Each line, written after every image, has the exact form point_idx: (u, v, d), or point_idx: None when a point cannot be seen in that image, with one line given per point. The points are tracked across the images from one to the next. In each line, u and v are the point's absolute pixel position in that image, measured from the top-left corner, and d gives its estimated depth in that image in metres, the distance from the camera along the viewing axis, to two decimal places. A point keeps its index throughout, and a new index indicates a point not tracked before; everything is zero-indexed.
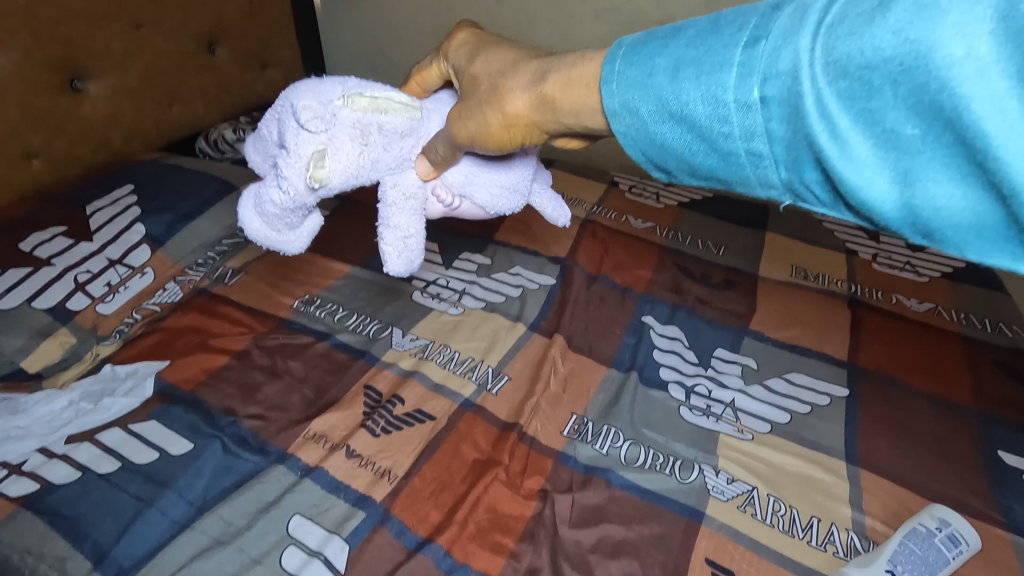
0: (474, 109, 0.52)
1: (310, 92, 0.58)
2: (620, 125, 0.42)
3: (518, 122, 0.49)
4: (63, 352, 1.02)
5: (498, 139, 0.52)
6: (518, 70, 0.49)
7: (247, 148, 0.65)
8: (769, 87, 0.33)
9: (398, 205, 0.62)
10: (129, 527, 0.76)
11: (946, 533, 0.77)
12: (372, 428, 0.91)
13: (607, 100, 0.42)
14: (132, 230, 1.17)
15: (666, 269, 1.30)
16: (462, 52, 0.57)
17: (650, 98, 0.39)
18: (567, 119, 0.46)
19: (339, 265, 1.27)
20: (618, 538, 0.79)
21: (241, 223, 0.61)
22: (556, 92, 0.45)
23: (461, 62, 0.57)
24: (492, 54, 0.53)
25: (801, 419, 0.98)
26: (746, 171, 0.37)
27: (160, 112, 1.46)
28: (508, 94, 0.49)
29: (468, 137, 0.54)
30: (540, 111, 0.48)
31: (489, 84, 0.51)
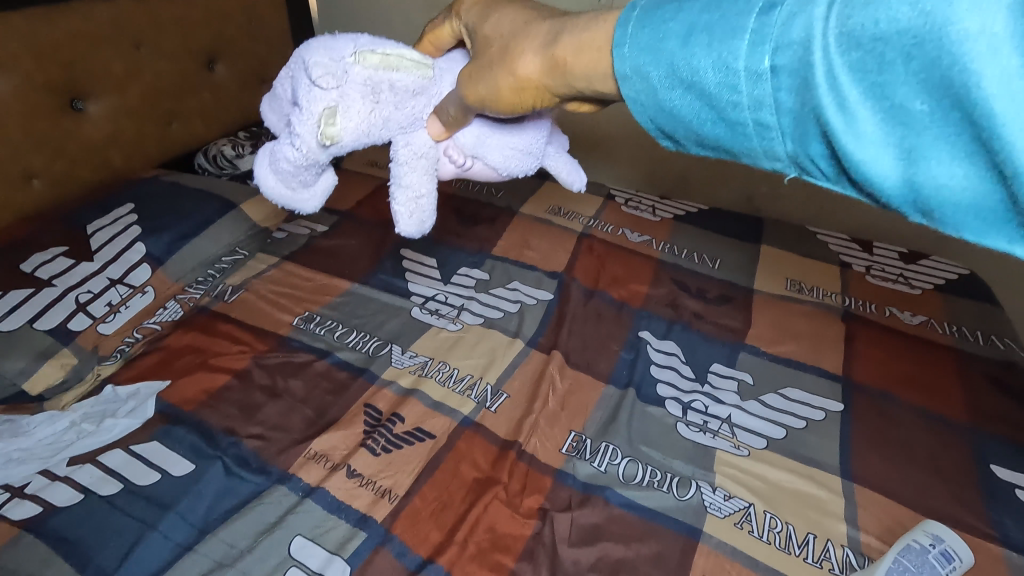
0: (484, 69, 0.49)
1: (322, 49, 0.58)
2: (632, 90, 0.40)
3: (530, 82, 0.47)
4: (64, 373, 1.02)
5: (509, 104, 0.49)
6: (529, 28, 0.47)
7: (263, 110, 0.67)
8: (781, 57, 0.33)
9: (410, 164, 0.62)
10: (131, 551, 0.77)
11: (939, 549, 0.78)
12: (372, 448, 0.92)
13: (620, 62, 0.40)
14: (133, 250, 1.17)
15: (662, 283, 1.32)
16: (474, 9, 0.54)
17: (660, 62, 0.38)
18: (578, 83, 0.44)
19: (338, 282, 1.28)
20: (617, 557, 0.80)
21: (257, 181, 0.61)
22: (567, 54, 0.44)
23: (472, 21, 0.54)
24: (506, 12, 0.50)
25: (797, 434, 0.99)
26: (753, 142, 0.36)
27: (159, 130, 1.47)
28: (520, 55, 0.46)
29: (478, 100, 0.51)
30: (552, 74, 0.45)
31: (500, 45, 0.48)
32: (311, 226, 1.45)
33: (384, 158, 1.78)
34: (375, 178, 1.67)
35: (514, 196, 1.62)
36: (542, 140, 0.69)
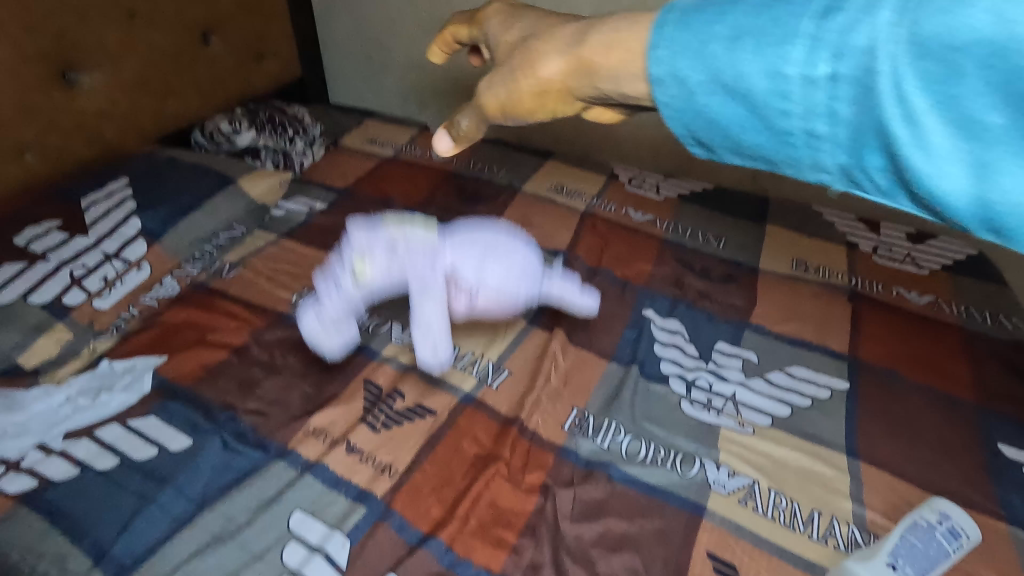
0: (505, 71, 0.47)
1: (365, 219, 0.95)
2: (668, 97, 0.39)
3: (553, 86, 0.44)
4: (59, 348, 1.00)
5: (529, 109, 0.46)
6: (552, 33, 0.46)
7: (305, 302, 1.00)
8: (842, 64, 0.32)
9: (425, 329, 0.92)
10: (128, 525, 0.76)
11: (947, 526, 0.76)
12: (372, 424, 0.91)
13: (659, 68, 0.38)
14: (128, 224, 1.15)
15: (665, 262, 1.30)
16: (497, 21, 0.55)
17: (702, 66, 0.37)
18: (604, 85, 0.42)
19: (337, 260, 1.26)
20: (620, 532, 0.79)
21: (303, 325, 0.96)
22: (596, 54, 0.41)
23: (497, 33, 0.54)
24: (530, 24, 0.51)
25: (802, 412, 0.98)
26: (802, 151, 0.36)
27: (155, 104, 1.44)
28: (543, 56, 0.44)
29: (497, 107, 0.48)
30: (580, 74, 0.43)
31: (522, 50, 0.47)
32: (309, 204, 1.43)
33: (383, 136, 1.75)
34: (375, 155, 1.64)
35: (516, 173, 1.60)
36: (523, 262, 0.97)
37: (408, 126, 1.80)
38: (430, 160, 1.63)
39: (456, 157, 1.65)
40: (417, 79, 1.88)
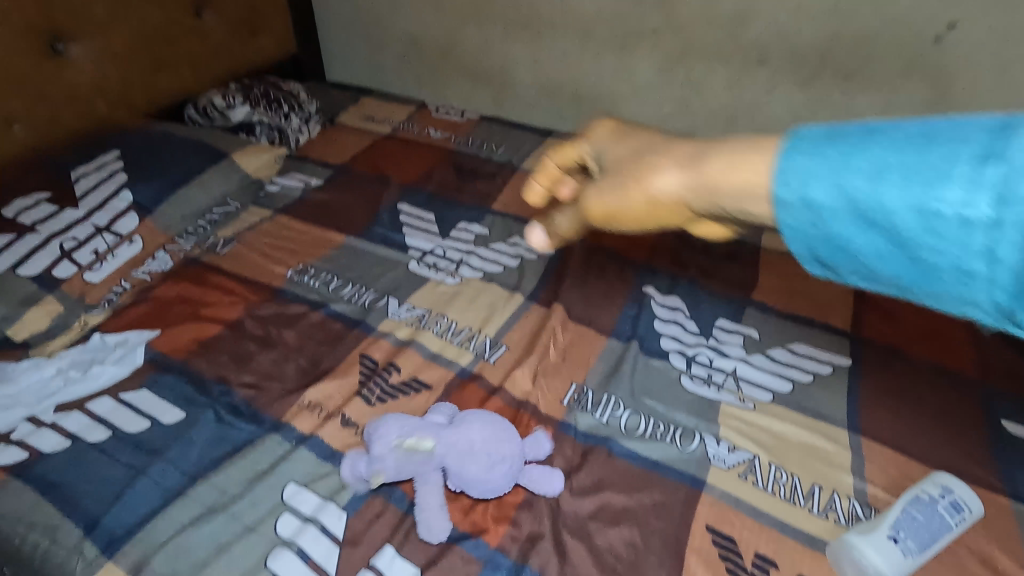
0: (616, 178, 0.47)
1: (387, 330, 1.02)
2: (792, 218, 0.37)
3: (665, 199, 0.44)
4: (49, 321, 0.98)
5: (639, 219, 0.47)
6: (667, 150, 0.46)
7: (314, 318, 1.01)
8: (1002, 209, 0.31)
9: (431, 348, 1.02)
10: (119, 497, 0.75)
11: (949, 500, 0.76)
12: (367, 397, 0.90)
13: (784, 189, 0.37)
14: (119, 197, 1.12)
15: (666, 239, 1.28)
16: (607, 137, 0.53)
17: (837, 194, 0.35)
18: (728, 204, 0.41)
19: (333, 235, 1.24)
20: (618, 506, 0.78)
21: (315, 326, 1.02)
22: (719, 177, 0.40)
23: (606, 147, 0.52)
24: (642, 142, 0.49)
25: (804, 387, 0.97)
26: (947, 284, 0.34)
27: (146, 78, 1.41)
28: (658, 174, 0.44)
29: (603, 214, 0.48)
30: (700, 196, 0.42)
31: (636, 163, 0.47)
32: (305, 180, 1.41)
33: (380, 112, 1.72)
34: (371, 133, 1.62)
35: (515, 151, 1.57)
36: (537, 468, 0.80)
37: (406, 103, 1.77)
38: (428, 138, 1.60)
39: (454, 135, 1.63)
40: (414, 55, 1.84)
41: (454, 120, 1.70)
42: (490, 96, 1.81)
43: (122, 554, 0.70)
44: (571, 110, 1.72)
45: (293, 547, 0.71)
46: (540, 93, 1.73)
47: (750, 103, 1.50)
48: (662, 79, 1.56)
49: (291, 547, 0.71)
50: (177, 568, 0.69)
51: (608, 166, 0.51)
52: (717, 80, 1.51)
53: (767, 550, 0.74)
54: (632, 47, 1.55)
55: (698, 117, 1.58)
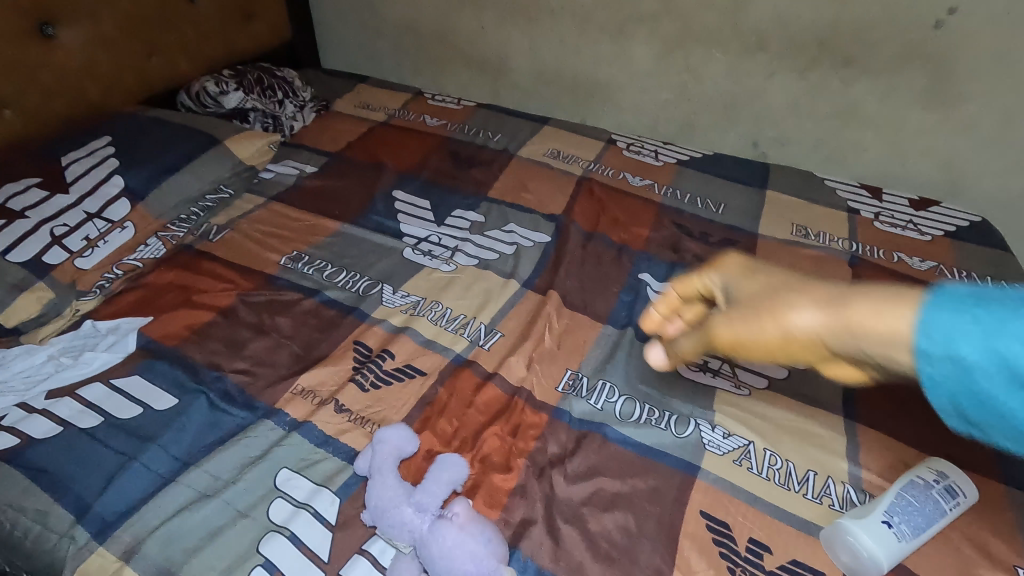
0: (747, 312, 0.51)
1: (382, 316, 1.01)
2: (939, 372, 0.39)
3: (801, 336, 0.47)
4: (41, 307, 0.98)
5: (770, 352, 0.49)
6: (803, 288, 0.49)
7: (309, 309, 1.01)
8: None
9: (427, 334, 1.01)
10: (111, 482, 0.75)
11: (944, 485, 0.76)
12: (361, 383, 0.90)
13: (932, 341, 0.39)
14: (110, 183, 1.11)
15: (663, 226, 1.28)
16: (733, 274, 0.59)
17: (989, 354, 0.37)
18: (869, 348, 0.43)
19: (327, 223, 1.23)
20: (612, 491, 0.78)
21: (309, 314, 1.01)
22: (865, 319, 0.43)
23: (735, 283, 0.58)
24: (774, 280, 0.53)
25: (800, 374, 0.97)
26: None
27: (138, 63, 1.40)
28: (794, 312, 0.47)
29: (733, 344, 0.52)
30: (839, 337, 0.44)
31: (771, 300, 0.50)
32: (299, 167, 1.40)
33: (376, 100, 1.70)
34: (366, 120, 1.60)
35: (512, 138, 1.56)
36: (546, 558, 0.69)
37: (402, 91, 1.76)
38: (423, 126, 1.59)
39: (450, 122, 1.61)
40: (411, 42, 1.82)
41: (450, 108, 1.68)
42: (486, 84, 1.80)
43: (114, 539, 0.70)
44: (568, 98, 1.71)
45: (286, 532, 0.71)
46: (537, 80, 1.71)
47: (749, 89, 1.49)
48: (660, 66, 1.55)
49: (283, 532, 0.71)
50: (168, 552, 0.68)
51: (738, 298, 0.55)
52: (715, 66, 1.49)
53: (761, 535, 0.74)
54: (630, 33, 1.53)
55: (696, 105, 1.57)
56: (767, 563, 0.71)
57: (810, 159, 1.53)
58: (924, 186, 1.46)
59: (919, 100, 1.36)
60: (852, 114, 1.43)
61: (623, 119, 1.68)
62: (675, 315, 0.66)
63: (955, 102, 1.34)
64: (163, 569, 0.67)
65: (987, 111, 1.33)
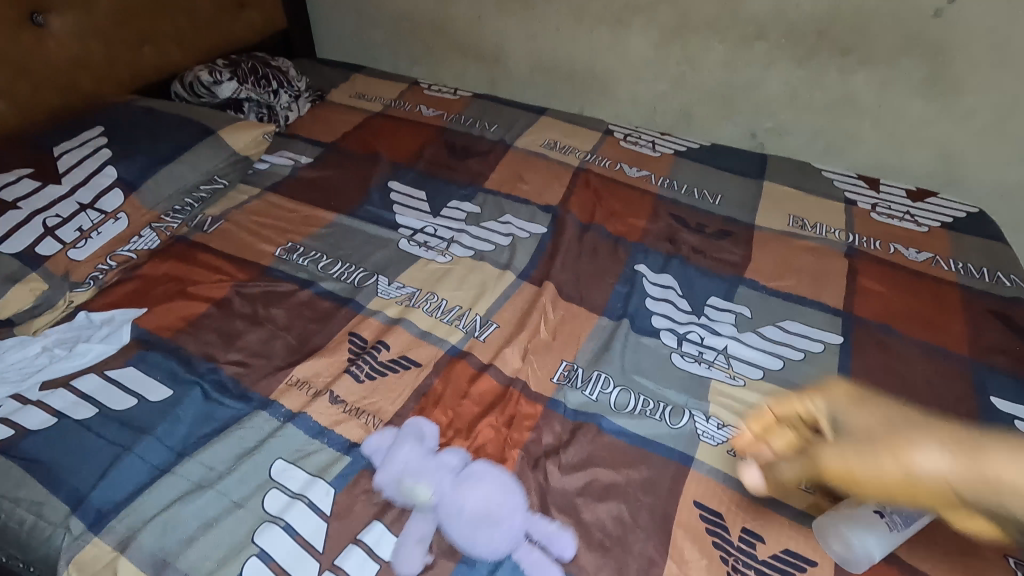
0: (860, 447, 0.69)
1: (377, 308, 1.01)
2: None
3: (926, 479, 0.64)
4: (34, 299, 0.97)
5: (891, 491, 0.65)
6: (926, 434, 0.68)
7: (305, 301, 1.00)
8: None
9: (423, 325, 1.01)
10: (106, 473, 0.75)
11: None
12: (356, 374, 0.90)
13: None
14: (103, 173, 1.10)
15: (660, 218, 1.27)
16: (839, 404, 0.76)
17: None
18: (993, 504, 0.60)
19: (323, 214, 1.23)
20: (606, 482, 0.78)
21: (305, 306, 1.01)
22: (1003, 470, 0.61)
23: (844, 414, 0.74)
24: (880, 416, 0.73)
25: (794, 365, 0.97)
26: None
27: (131, 53, 1.38)
28: (917, 458, 0.65)
29: (839, 475, 0.69)
30: (971, 484, 0.62)
31: (895, 443, 0.67)
32: (295, 158, 1.39)
33: (372, 90, 1.69)
34: (362, 110, 1.59)
35: (508, 129, 1.55)
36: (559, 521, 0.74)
37: (398, 81, 1.74)
38: (419, 116, 1.58)
39: (446, 113, 1.60)
40: (407, 31, 1.81)
41: (446, 98, 1.67)
42: (483, 74, 1.78)
43: (108, 530, 0.70)
44: (565, 89, 1.70)
45: (280, 523, 0.71)
46: (534, 70, 1.70)
47: (747, 79, 1.48)
48: (657, 56, 1.54)
49: (278, 523, 0.71)
50: (164, 543, 0.69)
51: (850, 430, 0.72)
52: (713, 56, 1.48)
53: (754, 525, 0.74)
54: (628, 22, 1.52)
55: (693, 95, 1.56)
56: (760, 552, 0.72)
57: (808, 150, 1.53)
58: (922, 177, 1.46)
59: (918, 90, 1.35)
60: (850, 105, 1.42)
61: (620, 109, 1.67)
62: (767, 440, 0.75)
63: (953, 93, 1.33)
64: (159, 559, 0.67)
65: (985, 101, 1.32)
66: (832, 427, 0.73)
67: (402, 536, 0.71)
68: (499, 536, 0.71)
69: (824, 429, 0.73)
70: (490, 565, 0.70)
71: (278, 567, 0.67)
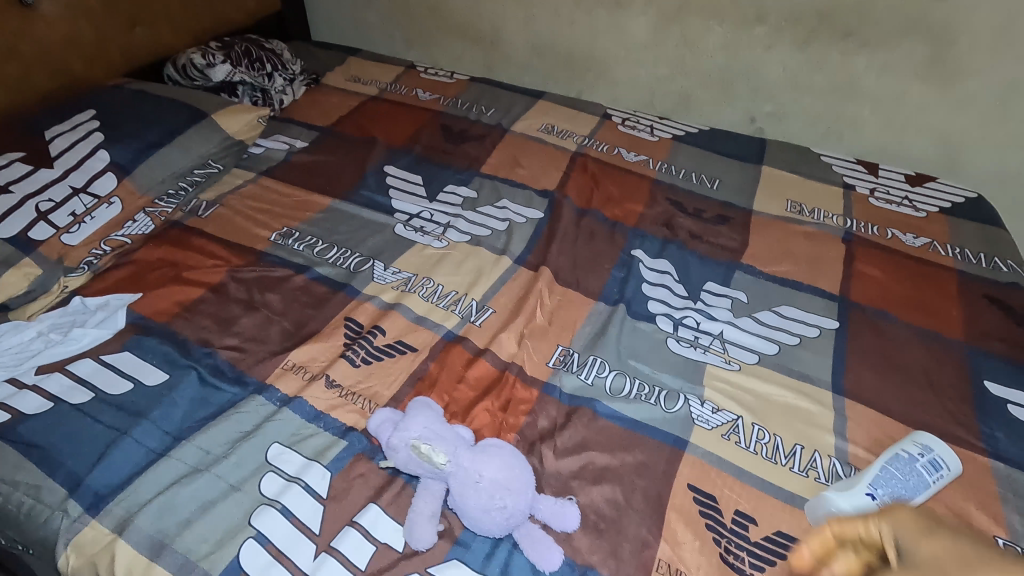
0: None
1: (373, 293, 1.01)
2: None
3: None
4: (29, 283, 0.97)
5: None
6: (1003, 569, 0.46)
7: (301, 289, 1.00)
8: None
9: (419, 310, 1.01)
10: (103, 457, 0.75)
11: (927, 458, 0.76)
12: (352, 359, 0.90)
13: None
14: (95, 157, 1.10)
15: (657, 203, 1.27)
16: (906, 529, 0.52)
17: None
18: None
19: (318, 198, 1.22)
20: (601, 465, 0.79)
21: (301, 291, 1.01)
22: None
23: (910, 536, 0.51)
24: (962, 554, 0.48)
25: (790, 350, 0.97)
26: None
27: (122, 35, 1.36)
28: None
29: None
30: None
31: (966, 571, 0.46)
32: (289, 142, 1.38)
33: (367, 73, 1.67)
34: (357, 94, 1.57)
35: (505, 113, 1.54)
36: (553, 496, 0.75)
37: (394, 64, 1.72)
38: (415, 100, 1.56)
39: (443, 97, 1.58)
40: (403, 13, 1.78)
41: (443, 81, 1.65)
42: (480, 57, 1.76)
43: (106, 512, 0.71)
44: (563, 72, 1.68)
45: (277, 505, 0.71)
46: (531, 53, 1.68)
47: (746, 63, 1.46)
48: (656, 39, 1.52)
49: (275, 505, 0.71)
50: (161, 525, 0.69)
51: (918, 563, 0.49)
52: (713, 39, 1.46)
53: (747, 507, 0.75)
54: (627, 5, 1.50)
55: (692, 79, 1.54)
56: (753, 534, 0.72)
57: (807, 134, 1.52)
58: (921, 162, 1.45)
59: (919, 74, 1.34)
60: (850, 89, 1.41)
61: (619, 93, 1.65)
62: (826, 564, 0.56)
63: (955, 76, 1.32)
64: (157, 541, 0.68)
65: (987, 86, 1.31)
66: (901, 558, 0.50)
67: (412, 511, 0.70)
68: (504, 519, 0.68)
69: (890, 557, 0.51)
70: (486, 547, 0.71)
71: (275, 549, 0.67)
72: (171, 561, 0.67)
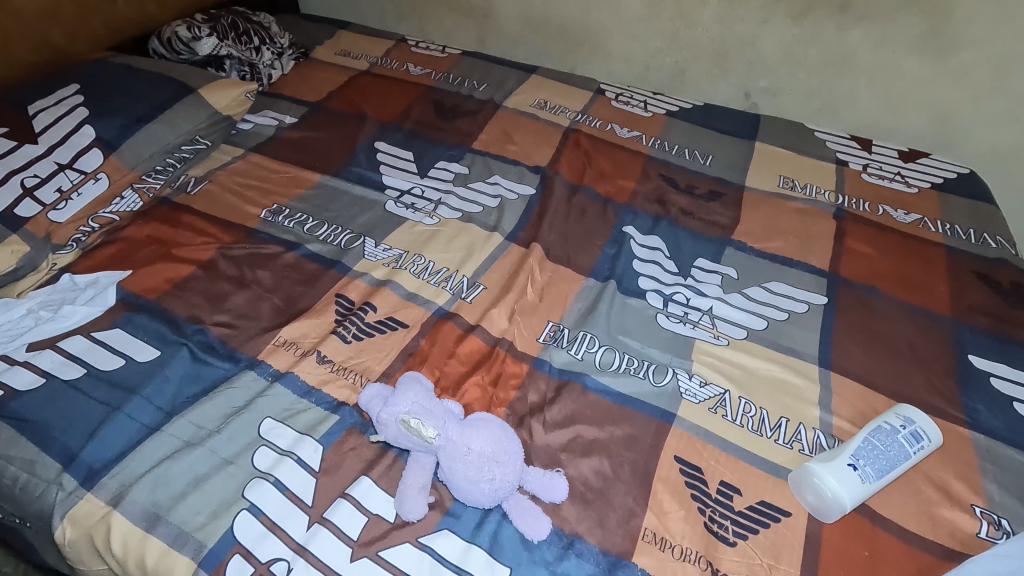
0: None
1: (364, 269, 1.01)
2: None
3: None
4: (17, 261, 0.96)
5: None
6: None
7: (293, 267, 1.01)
8: None
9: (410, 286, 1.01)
10: (96, 432, 0.76)
11: (909, 430, 0.78)
12: (343, 335, 0.90)
13: None
14: (81, 133, 1.08)
15: (649, 179, 1.26)
16: None
17: None
18: None
19: (308, 175, 1.21)
20: (589, 438, 0.80)
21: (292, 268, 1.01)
22: None
23: None
24: None
25: (778, 325, 0.98)
26: None
27: (103, 6, 1.33)
28: None
29: None
30: None
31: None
32: (279, 118, 1.36)
33: (357, 47, 1.64)
34: (347, 69, 1.55)
35: (497, 88, 1.52)
36: (542, 468, 0.76)
37: (384, 37, 1.69)
38: (406, 74, 1.54)
39: (434, 71, 1.56)
40: None
41: (434, 56, 1.62)
42: (472, 30, 1.73)
43: (101, 486, 0.72)
44: (556, 46, 1.66)
45: (270, 478, 0.72)
46: (524, 26, 1.65)
47: (741, 36, 1.44)
48: (651, 12, 1.50)
49: (268, 478, 0.72)
50: (156, 498, 0.70)
51: None
52: (708, 11, 1.44)
53: (732, 478, 0.77)
54: None
55: (687, 52, 1.52)
56: (737, 504, 0.74)
57: (802, 110, 1.50)
58: (915, 138, 1.45)
59: (915, 47, 1.32)
60: (846, 63, 1.39)
61: (613, 67, 1.63)
62: None
63: (951, 50, 1.31)
64: (152, 514, 0.69)
65: (982, 60, 1.30)
66: None
67: (403, 484, 0.71)
68: (490, 491, 0.70)
69: None
70: (476, 517, 0.72)
71: (268, 520, 0.69)
72: (167, 532, 0.68)
